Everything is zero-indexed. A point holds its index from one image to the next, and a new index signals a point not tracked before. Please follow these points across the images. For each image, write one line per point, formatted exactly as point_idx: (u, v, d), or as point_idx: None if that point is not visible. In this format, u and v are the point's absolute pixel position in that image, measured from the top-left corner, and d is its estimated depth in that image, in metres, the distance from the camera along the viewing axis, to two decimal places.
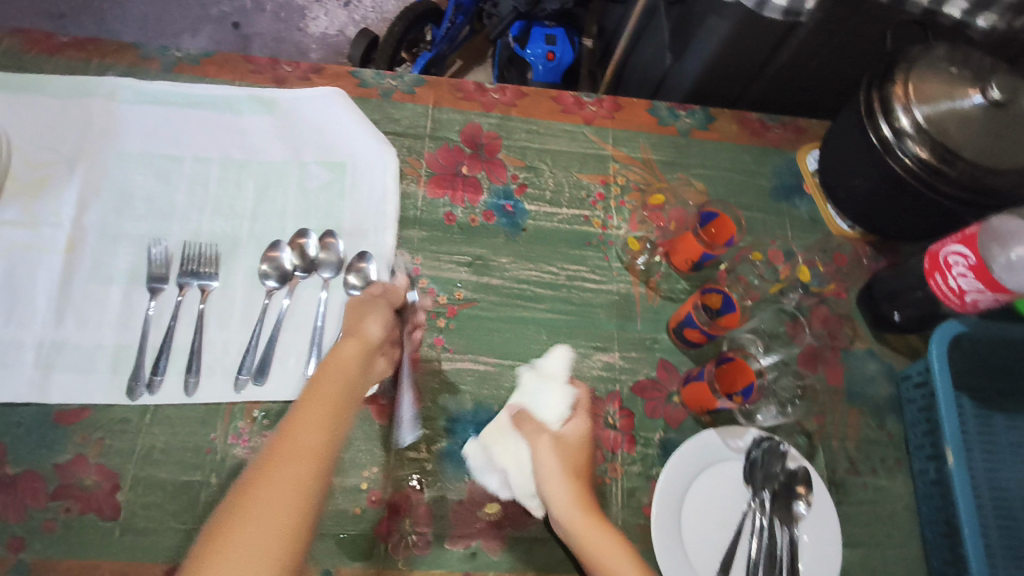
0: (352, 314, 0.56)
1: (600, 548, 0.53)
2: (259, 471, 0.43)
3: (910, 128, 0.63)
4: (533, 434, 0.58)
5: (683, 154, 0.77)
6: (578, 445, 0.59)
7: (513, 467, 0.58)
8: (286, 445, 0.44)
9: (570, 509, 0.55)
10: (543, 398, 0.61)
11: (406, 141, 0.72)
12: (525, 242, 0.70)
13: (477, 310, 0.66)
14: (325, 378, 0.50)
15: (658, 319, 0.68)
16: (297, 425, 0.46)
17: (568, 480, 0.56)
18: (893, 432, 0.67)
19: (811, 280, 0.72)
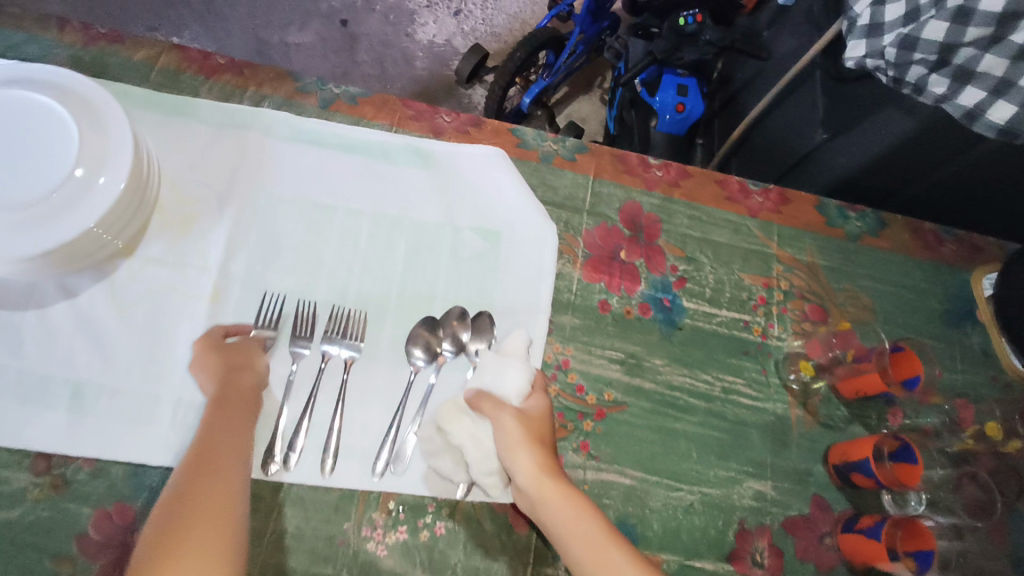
0: (214, 361, 0.54)
1: (576, 534, 0.49)
2: (180, 509, 0.43)
3: None
4: (491, 409, 0.54)
5: (849, 261, 0.72)
6: (540, 419, 0.55)
7: (472, 443, 0.54)
8: (204, 480, 0.45)
9: (536, 478, 0.51)
10: (501, 375, 0.56)
11: (564, 214, 0.68)
12: (681, 344, 0.64)
13: (625, 416, 0.61)
14: (232, 406, 0.51)
15: (814, 448, 0.63)
16: (209, 460, 0.46)
17: (529, 447, 0.52)
18: None
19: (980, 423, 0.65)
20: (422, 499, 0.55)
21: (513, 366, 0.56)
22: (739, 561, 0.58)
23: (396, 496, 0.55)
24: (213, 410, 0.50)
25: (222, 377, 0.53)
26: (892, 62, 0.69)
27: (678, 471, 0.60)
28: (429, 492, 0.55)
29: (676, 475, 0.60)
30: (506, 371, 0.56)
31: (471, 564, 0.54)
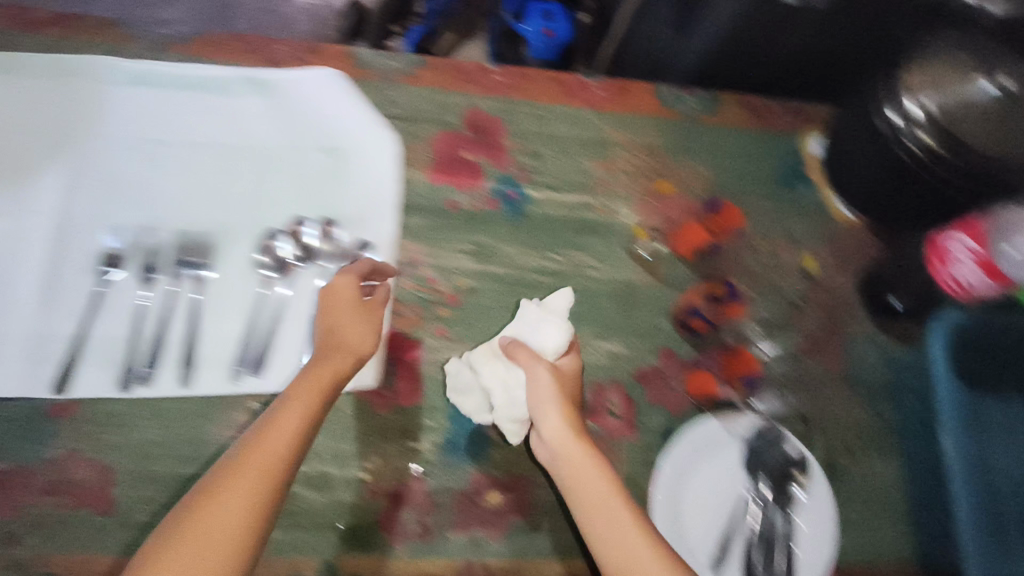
0: (263, 313, 0.57)
1: (586, 489, 0.54)
2: (233, 463, 0.46)
3: (921, 119, 0.63)
4: (527, 362, 0.59)
5: (690, 138, 0.75)
6: (571, 379, 0.60)
7: (499, 388, 0.58)
8: (260, 440, 0.47)
9: (564, 438, 0.56)
10: (539, 329, 0.61)
11: (407, 124, 0.70)
12: (527, 229, 0.68)
13: (479, 299, 0.65)
14: (320, 368, 0.52)
15: (659, 307, 0.68)
16: (276, 421, 0.48)
17: (558, 404, 0.57)
18: (888, 418, 0.68)
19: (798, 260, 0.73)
20: None
21: (550, 323, 0.61)
22: (593, 414, 0.63)
23: (258, 397, 0.58)
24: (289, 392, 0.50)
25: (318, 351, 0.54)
26: None
27: None
28: None
29: None
30: (544, 328, 0.61)
31: (336, 448, 0.58)
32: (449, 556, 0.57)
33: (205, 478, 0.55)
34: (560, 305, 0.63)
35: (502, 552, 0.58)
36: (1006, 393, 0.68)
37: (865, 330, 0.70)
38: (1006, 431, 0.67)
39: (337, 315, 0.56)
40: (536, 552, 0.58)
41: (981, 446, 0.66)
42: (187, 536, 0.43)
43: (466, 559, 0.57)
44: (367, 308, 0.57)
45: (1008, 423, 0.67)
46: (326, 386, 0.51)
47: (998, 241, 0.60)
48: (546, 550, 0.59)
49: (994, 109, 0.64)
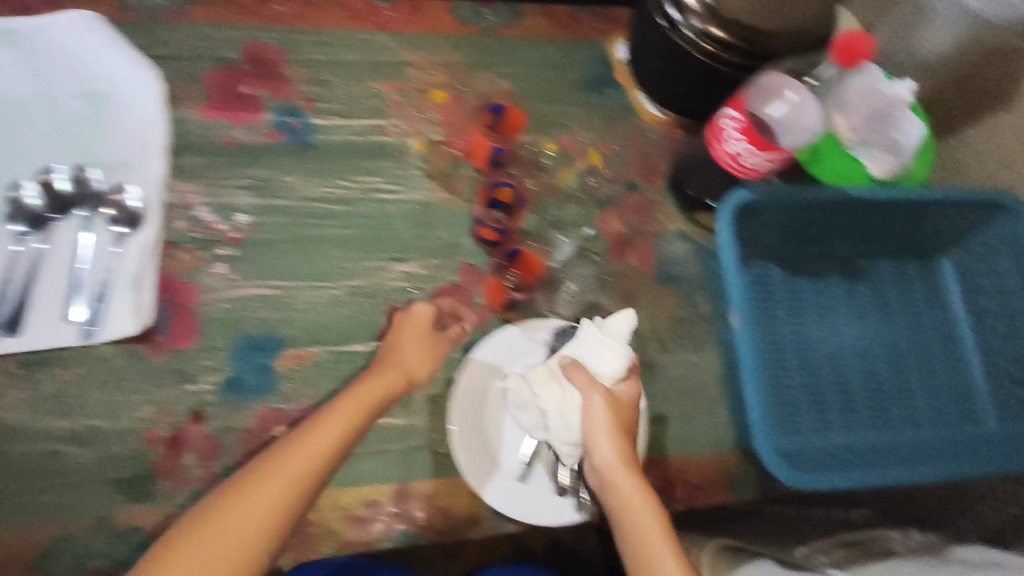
0: (405, 343, 0.58)
1: (628, 517, 0.49)
2: (277, 452, 0.47)
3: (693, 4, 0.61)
4: (582, 387, 0.53)
5: (487, 54, 0.73)
6: (630, 406, 0.54)
7: (552, 412, 0.54)
8: (308, 439, 0.48)
9: (611, 464, 0.51)
10: (595, 352, 0.54)
11: (176, 64, 0.66)
12: (314, 158, 0.65)
13: (261, 235, 0.62)
14: (373, 381, 0.54)
15: (460, 223, 0.66)
16: (316, 425, 0.49)
17: (611, 433, 0.51)
18: (703, 309, 0.68)
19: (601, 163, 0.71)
20: (46, 353, 0.55)
21: (614, 347, 0.53)
22: None
23: (15, 357, 0.54)
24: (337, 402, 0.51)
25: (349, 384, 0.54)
26: None
27: (323, 272, 0.62)
28: (49, 345, 0.55)
29: (320, 274, 0.62)
30: (607, 351, 0.53)
31: (106, 400, 0.55)
32: None
33: None
34: (622, 330, 0.53)
35: None
36: (812, 272, 0.72)
37: (677, 226, 0.70)
38: (816, 307, 0.72)
39: (404, 354, 0.57)
40: (336, 481, 0.57)
41: (791, 323, 0.70)
42: (182, 547, 0.42)
43: None
44: (437, 341, 0.59)
45: (815, 299, 0.72)
46: (370, 403, 0.52)
47: (758, 96, 0.57)
48: (347, 478, 0.57)
49: None
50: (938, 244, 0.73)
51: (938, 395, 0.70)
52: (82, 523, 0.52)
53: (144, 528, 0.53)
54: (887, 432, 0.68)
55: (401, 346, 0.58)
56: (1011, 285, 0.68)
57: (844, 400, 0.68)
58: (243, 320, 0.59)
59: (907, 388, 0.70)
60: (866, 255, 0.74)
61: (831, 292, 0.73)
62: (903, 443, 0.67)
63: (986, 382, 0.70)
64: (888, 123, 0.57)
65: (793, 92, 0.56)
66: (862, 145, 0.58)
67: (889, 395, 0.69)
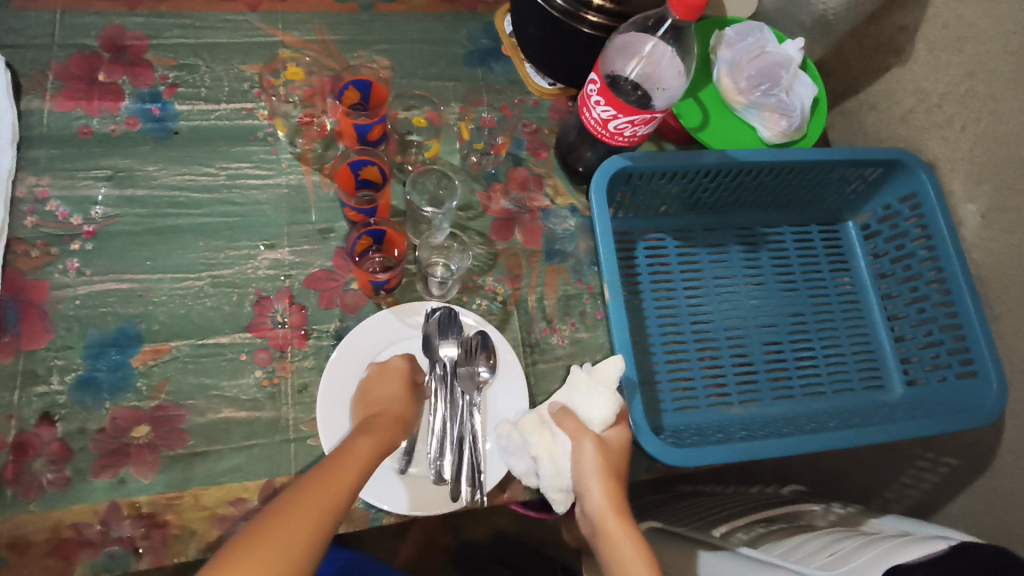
0: (385, 387, 0.53)
1: (619, 561, 0.47)
2: (306, 484, 0.43)
3: None
4: (576, 435, 0.51)
5: (365, 31, 0.71)
6: (619, 453, 0.52)
7: (546, 461, 0.51)
8: (331, 478, 0.44)
9: (607, 513, 0.49)
10: (589, 397, 0.53)
11: (30, 54, 0.64)
12: (177, 146, 0.63)
13: (118, 227, 0.59)
14: (384, 425, 0.49)
15: (335, 207, 0.63)
16: (349, 456, 0.46)
17: (604, 479, 0.50)
18: (593, 283, 0.65)
19: (473, 138, 0.69)
20: None
21: (603, 393, 0.53)
22: (258, 327, 0.58)
23: None
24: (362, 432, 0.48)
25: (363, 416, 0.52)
26: None
27: (185, 262, 0.59)
28: None
29: (182, 266, 0.59)
30: (596, 396, 0.52)
31: None
32: (91, 501, 0.51)
33: None
34: (606, 374, 0.53)
35: (153, 487, 0.53)
36: (708, 242, 0.69)
37: (567, 201, 0.68)
38: (715, 280, 0.68)
39: (394, 407, 0.52)
40: (194, 483, 0.53)
41: (686, 297, 0.67)
42: None
43: (111, 500, 0.52)
44: (415, 396, 0.55)
45: (713, 271, 0.68)
46: (385, 445, 0.48)
47: (616, 57, 0.56)
48: (205, 478, 0.54)
49: None
50: (839, 207, 0.73)
51: (841, 364, 0.68)
52: None
53: None
54: (791, 406, 0.65)
55: (388, 401, 0.52)
56: (909, 245, 0.67)
57: (742, 373, 0.65)
58: (100, 315, 0.57)
59: (811, 359, 0.67)
60: (767, 222, 0.71)
61: (731, 262, 0.69)
62: (803, 414, 0.64)
63: (891, 347, 0.69)
64: (776, 86, 0.65)
65: (650, 49, 0.56)
66: (754, 108, 0.66)
67: (792, 366, 0.66)
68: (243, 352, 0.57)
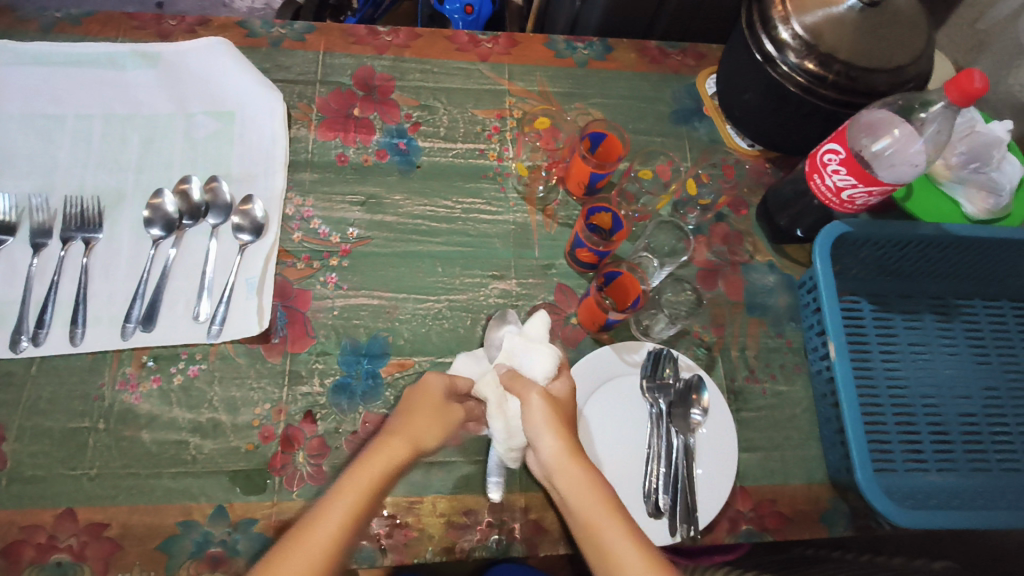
0: (404, 406, 0.53)
1: (579, 493, 0.45)
2: (270, 561, 0.40)
3: (791, 41, 0.62)
4: (517, 391, 0.53)
5: (581, 85, 0.77)
6: (566, 403, 0.53)
7: (501, 418, 0.55)
8: (302, 540, 0.41)
9: (561, 459, 0.47)
10: (529, 357, 0.55)
11: (297, 88, 0.72)
12: (419, 178, 0.69)
13: (370, 248, 0.66)
14: (370, 463, 0.46)
15: (555, 246, 0.68)
16: (321, 508, 0.43)
17: (558, 428, 0.48)
18: (792, 338, 0.68)
19: (699, 194, 0.73)
20: (176, 349, 0.59)
21: (540, 349, 0.55)
22: None
23: (148, 350, 0.59)
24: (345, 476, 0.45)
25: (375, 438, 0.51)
26: None
27: (424, 286, 0.65)
28: (178, 342, 0.59)
29: (423, 287, 0.65)
30: (534, 353, 0.55)
31: (228, 395, 0.58)
32: None
33: (94, 430, 0.56)
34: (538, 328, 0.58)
35: (397, 490, 0.57)
36: (903, 309, 0.71)
37: (766, 258, 0.71)
38: (910, 348, 0.70)
39: (411, 423, 0.51)
40: (433, 489, 0.58)
41: (882, 360, 0.68)
42: None
43: None
44: (448, 408, 0.54)
45: (908, 338, 0.70)
46: (373, 482, 0.45)
47: (863, 133, 0.62)
48: (442, 486, 0.58)
49: (864, 20, 0.61)
50: None
51: None
52: (198, 511, 0.54)
53: (257, 521, 0.54)
54: (988, 479, 0.65)
55: (412, 411, 0.52)
56: None
57: (938, 441, 0.66)
58: (353, 326, 0.62)
59: (1006, 435, 0.67)
60: (960, 294, 0.73)
61: (927, 332, 0.71)
62: (1001, 489, 0.64)
63: None
64: (987, 165, 0.67)
65: (899, 131, 0.62)
66: (959, 182, 0.69)
67: (988, 441, 0.66)
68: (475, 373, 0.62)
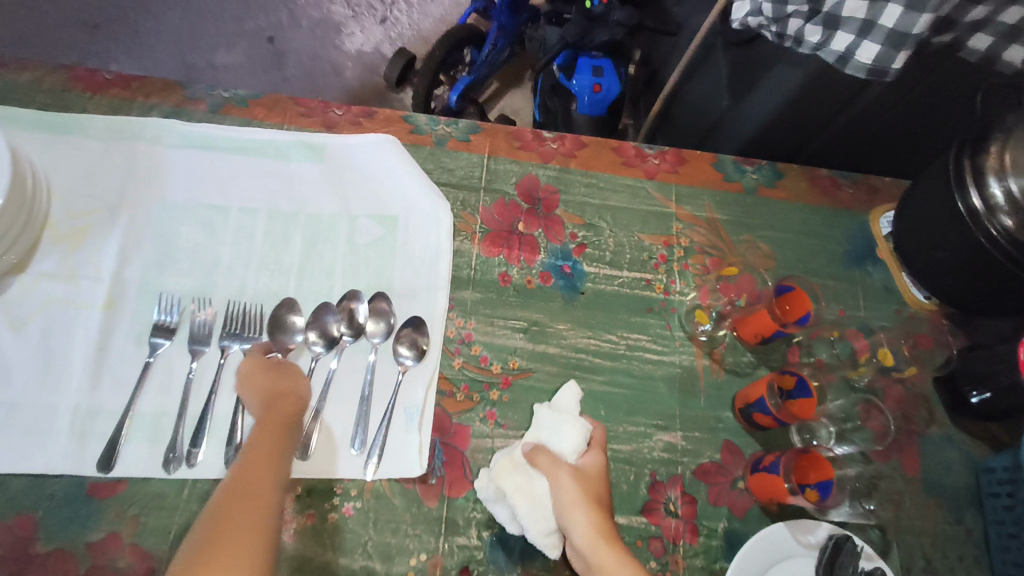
0: (259, 381, 0.54)
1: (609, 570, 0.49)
2: (219, 524, 0.42)
3: (1003, 201, 0.59)
4: (548, 468, 0.53)
5: (749, 214, 0.73)
6: (597, 479, 0.54)
7: (529, 501, 0.53)
8: (243, 490, 0.44)
9: (594, 541, 0.50)
10: (559, 430, 0.56)
11: (461, 193, 0.69)
12: (583, 307, 0.66)
13: (531, 381, 0.62)
14: (275, 412, 0.51)
15: (722, 395, 0.64)
16: (251, 461, 0.47)
17: (588, 509, 0.51)
18: (973, 527, 0.63)
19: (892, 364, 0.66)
20: (331, 484, 0.56)
21: (568, 422, 0.56)
22: (652, 512, 0.58)
23: (302, 481, 0.55)
24: (257, 429, 0.50)
25: (265, 400, 0.52)
26: (769, 18, 0.69)
27: None
28: (335, 475, 0.56)
29: None
30: (562, 427, 0.56)
31: (382, 541, 0.55)
32: None
33: None
34: (569, 402, 0.59)
35: None
36: None
37: (943, 429, 0.66)
38: None
39: (277, 381, 0.54)
40: None
41: None
42: None
43: None
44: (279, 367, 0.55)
45: None
46: (281, 427, 0.50)
47: None
48: None
49: None
50: None
51: None
52: None
53: None
54: None
55: (272, 370, 0.55)
56: None
57: None
58: None
59: None
60: None
61: None
62: None
63: None
64: None
65: None
66: None
67: None
68: (638, 537, 0.57)
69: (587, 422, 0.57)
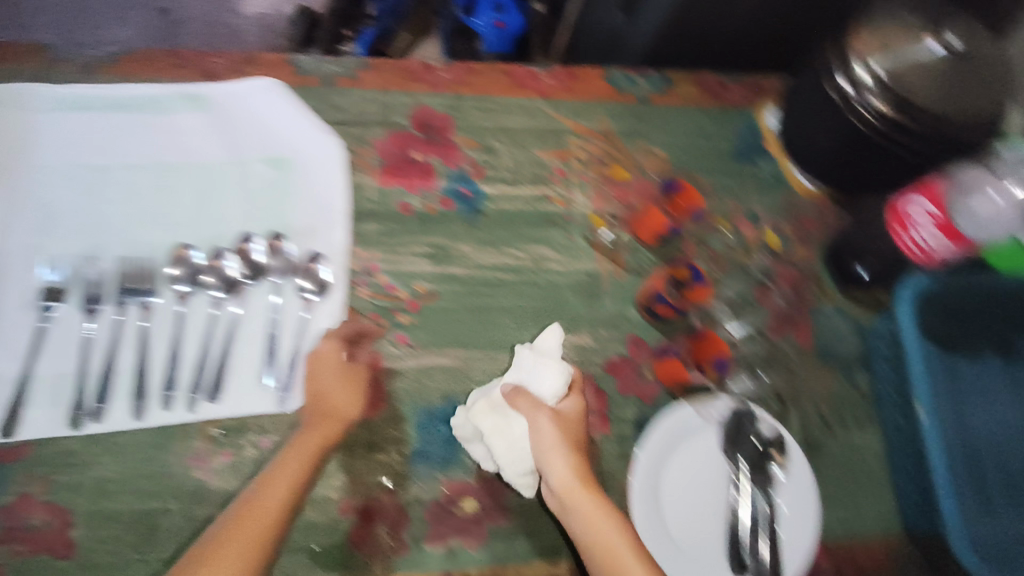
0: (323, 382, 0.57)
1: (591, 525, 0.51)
2: (231, 526, 0.48)
3: (873, 84, 0.61)
4: (525, 409, 0.55)
5: (642, 122, 0.75)
6: (576, 422, 0.56)
7: (503, 440, 0.55)
8: (261, 495, 0.50)
9: (571, 488, 0.53)
10: (540, 373, 0.57)
11: (353, 129, 0.68)
12: (486, 227, 0.67)
13: (439, 302, 0.63)
14: (320, 426, 0.54)
15: (627, 295, 0.67)
16: (279, 469, 0.51)
17: (566, 452, 0.54)
18: (865, 386, 0.67)
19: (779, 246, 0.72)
20: (245, 421, 0.56)
21: (548, 365, 0.57)
22: None
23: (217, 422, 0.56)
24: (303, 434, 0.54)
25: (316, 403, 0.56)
26: None
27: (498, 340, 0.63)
28: (248, 412, 0.57)
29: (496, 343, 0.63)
30: (541, 370, 0.57)
31: None
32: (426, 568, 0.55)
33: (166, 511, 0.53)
34: (552, 347, 0.59)
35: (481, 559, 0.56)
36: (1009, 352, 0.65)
37: (834, 301, 0.70)
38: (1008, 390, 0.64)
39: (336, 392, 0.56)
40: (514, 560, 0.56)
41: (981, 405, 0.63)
42: None
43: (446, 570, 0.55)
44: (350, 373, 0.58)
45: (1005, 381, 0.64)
46: (323, 441, 0.53)
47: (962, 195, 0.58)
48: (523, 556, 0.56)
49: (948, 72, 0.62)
50: None
51: None
52: None
53: None
54: None
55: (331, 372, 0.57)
56: None
57: None
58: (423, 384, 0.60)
59: None
60: None
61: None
62: None
63: None
64: None
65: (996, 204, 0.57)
66: None
67: None
68: None
69: (564, 363, 0.58)
